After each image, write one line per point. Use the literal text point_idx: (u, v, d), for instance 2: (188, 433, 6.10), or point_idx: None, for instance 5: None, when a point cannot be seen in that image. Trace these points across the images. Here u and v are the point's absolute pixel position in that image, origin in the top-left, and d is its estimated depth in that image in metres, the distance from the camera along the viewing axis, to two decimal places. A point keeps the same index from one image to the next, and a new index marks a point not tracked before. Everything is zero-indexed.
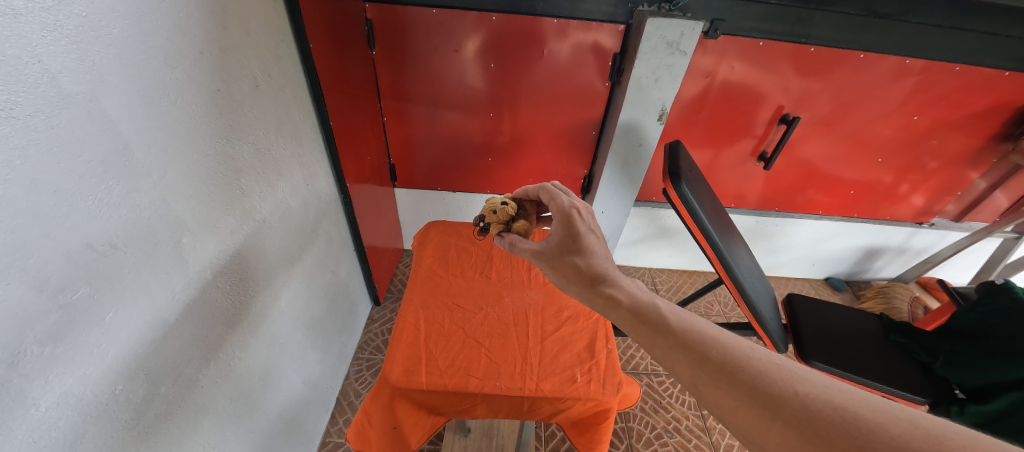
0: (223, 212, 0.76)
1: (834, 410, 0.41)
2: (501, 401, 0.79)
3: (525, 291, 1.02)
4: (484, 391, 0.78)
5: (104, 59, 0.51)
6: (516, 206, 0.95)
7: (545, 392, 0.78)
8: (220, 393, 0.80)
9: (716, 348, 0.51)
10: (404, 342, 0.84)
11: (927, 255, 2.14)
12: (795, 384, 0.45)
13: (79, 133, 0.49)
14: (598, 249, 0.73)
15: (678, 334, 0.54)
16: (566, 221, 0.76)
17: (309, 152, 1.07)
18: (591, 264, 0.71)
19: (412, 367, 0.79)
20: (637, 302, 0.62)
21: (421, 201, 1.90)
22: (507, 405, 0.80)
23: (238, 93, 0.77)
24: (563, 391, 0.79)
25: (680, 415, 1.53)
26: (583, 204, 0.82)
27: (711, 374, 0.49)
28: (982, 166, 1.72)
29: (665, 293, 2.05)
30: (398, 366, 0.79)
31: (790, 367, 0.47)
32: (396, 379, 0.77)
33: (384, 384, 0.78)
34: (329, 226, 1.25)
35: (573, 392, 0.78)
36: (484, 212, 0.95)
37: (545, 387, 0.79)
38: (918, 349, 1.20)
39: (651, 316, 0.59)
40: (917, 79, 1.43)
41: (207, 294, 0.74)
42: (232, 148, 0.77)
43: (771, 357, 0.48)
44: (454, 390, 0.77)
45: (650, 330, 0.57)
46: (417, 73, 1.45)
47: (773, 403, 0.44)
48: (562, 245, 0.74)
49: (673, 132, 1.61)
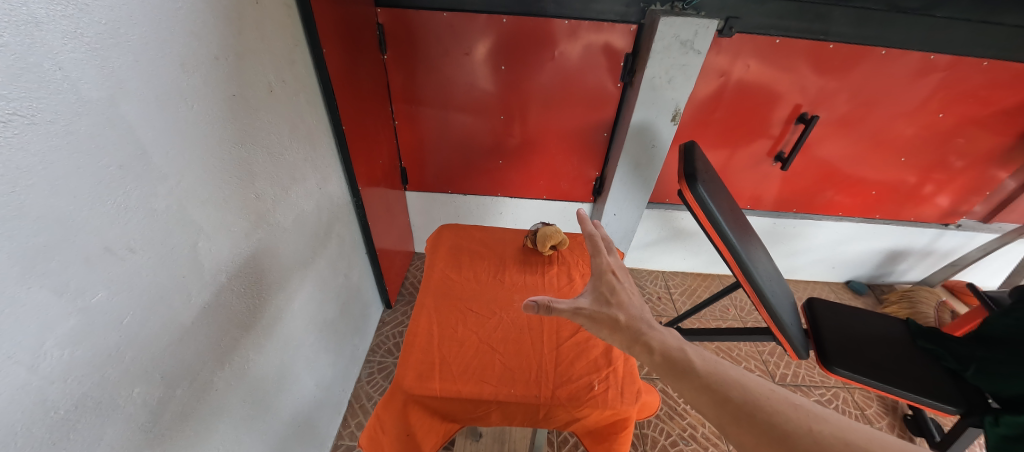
0: (238, 217, 0.77)
1: (849, 447, 0.40)
2: (517, 408, 0.78)
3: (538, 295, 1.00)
4: (498, 398, 0.77)
5: (123, 65, 0.52)
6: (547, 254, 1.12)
7: (562, 400, 0.77)
8: (234, 396, 0.80)
9: (736, 389, 0.49)
10: (417, 346, 0.84)
11: (953, 257, 2.06)
12: (811, 422, 0.43)
13: (98, 139, 0.50)
14: (634, 302, 0.69)
15: (702, 375, 0.52)
16: (600, 276, 0.74)
17: (322, 156, 1.08)
18: (631, 317, 0.67)
19: (425, 374, 0.79)
20: (672, 350, 0.58)
21: (432, 204, 1.91)
22: (522, 412, 0.79)
23: (253, 98, 0.78)
24: (580, 398, 0.77)
25: (696, 422, 1.49)
26: (618, 261, 0.79)
27: (732, 414, 0.47)
28: (1012, 165, 1.65)
29: (678, 297, 2.01)
30: (411, 372, 0.79)
31: (808, 407, 0.45)
32: (409, 385, 0.77)
33: (397, 390, 0.78)
34: (342, 229, 1.25)
35: (591, 400, 0.77)
36: (541, 237, 1.12)
37: (561, 395, 0.78)
38: (948, 356, 1.14)
39: (683, 361, 0.56)
40: (942, 76, 1.38)
41: (221, 297, 0.74)
42: (247, 152, 0.78)
43: (790, 398, 0.47)
44: (468, 397, 0.76)
45: (678, 374, 0.55)
46: (428, 77, 1.46)
47: (790, 439, 0.42)
48: (598, 299, 0.71)
49: (686, 133, 1.59)
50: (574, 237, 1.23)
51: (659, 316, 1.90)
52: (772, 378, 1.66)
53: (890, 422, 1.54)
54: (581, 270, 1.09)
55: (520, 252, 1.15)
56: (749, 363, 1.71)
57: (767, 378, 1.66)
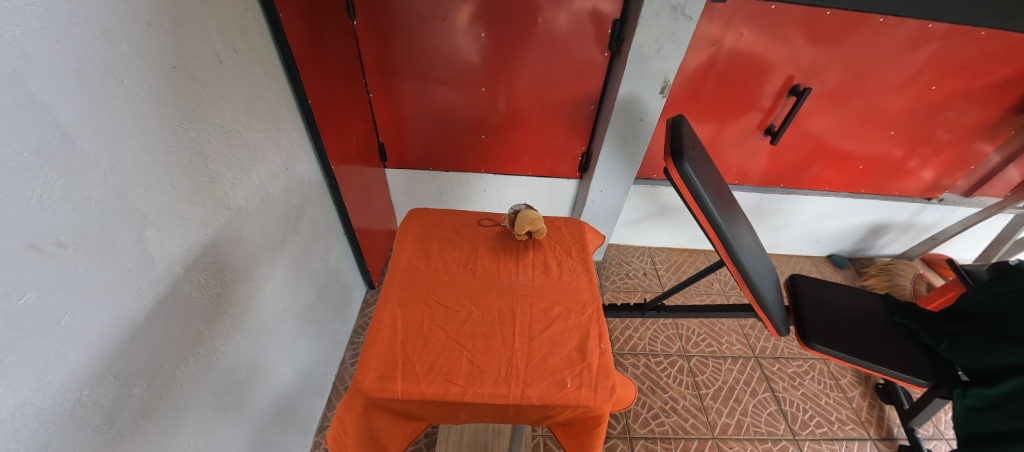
0: (192, 204, 0.71)
1: None
2: (484, 408, 0.76)
3: (514, 284, 0.98)
4: (464, 399, 0.74)
5: (29, 33, 0.45)
6: (522, 238, 1.09)
7: (532, 399, 0.75)
8: (203, 390, 0.78)
9: None
10: (380, 345, 0.81)
11: (933, 231, 2.09)
12: None
13: (9, 120, 0.43)
14: None
15: None
16: None
17: (287, 134, 1.00)
18: None
19: (387, 375, 0.76)
20: None
21: (414, 182, 1.84)
22: (490, 411, 0.77)
23: (199, 71, 0.70)
24: (552, 397, 0.76)
25: (678, 395, 1.53)
26: None
27: None
28: (997, 139, 1.64)
29: (664, 273, 2.02)
30: (372, 373, 0.76)
31: None
32: (369, 387, 0.74)
33: (357, 393, 0.75)
34: (315, 211, 1.20)
35: (562, 398, 0.76)
36: (519, 220, 1.07)
37: (531, 393, 0.76)
38: (923, 331, 1.16)
39: None
40: (937, 47, 1.33)
41: (177, 290, 0.70)
42: (196, 132, 0.71)
43: None
44: (432, 399, 0.74)
45: None
46: (402, 45, 1.36)
47: None
48: None
49: (675, 106, 1.53)
50: (553, 221, 1.20)
51: (643, 292, 1.92)
52: (752, 351, 1.70)
53: (862, 390, 1.61)
54: (558, 257, 1.07)
55: (494, 238, 1.11)
56: (730, 337, 1.75)
57: (747, 351, 1.70)
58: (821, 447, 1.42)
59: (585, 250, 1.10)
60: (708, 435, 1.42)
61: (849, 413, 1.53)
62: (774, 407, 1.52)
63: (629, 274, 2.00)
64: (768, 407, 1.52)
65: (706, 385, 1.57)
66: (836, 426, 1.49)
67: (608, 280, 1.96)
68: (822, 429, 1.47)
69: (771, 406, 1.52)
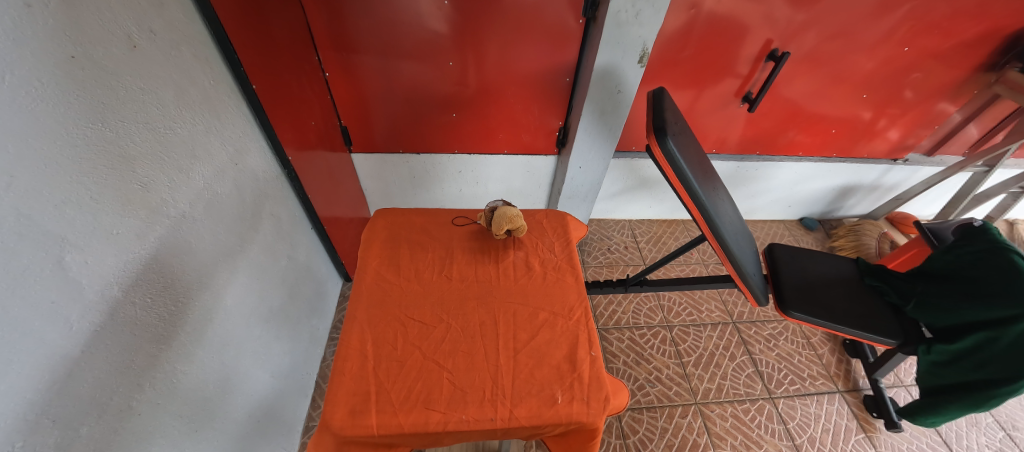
0: (122, 217, 0.62)
1: None
2: (470, 433, 0.73)
3: (492, 289, 0.95)
4: (447, 427, 0.71)
5: None
6: (504, 237, 1.04)
7: (521, 420, 0.73)
8: (167, 414, 0.72)
9: None
10: (349, 374, 0.77)
11: (898, 191, 2.17)
12: None
13: None
14: None
15: None
16: None
17: (230, 125, 0.90)
18: None
19: (359, 408, 0.72)
20: None
21: (384, 166, 1.74)
22: (476, 434, 0.74)
23: (107, 59, 0.59)
24: (541, 415, 0.74)
25: (661, 365, 1.57)
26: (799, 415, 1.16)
27: None
28: (961, 98, 1.67)
29: (644, 245, 2.04)
30: (342, 409, 0.72)
31: None
32: (340, 425, 0.70)
33: (326, 432, 0.71)
34: (274, 207, 1.10)
35: (553, 415, 0.74)
36: (496, 219, 1.02)
37: (519, 414, 0.74)
38: (892, 292, 1.21)
39: None
40: (910, 6, 1.31)
41: (117, 314, 0.62)
42: (114, 132, 0.61)
43: None
44: (413, 431, 0.70)
45: None
46: (357, 15, 1.22)
47: None
48: None
49: (653, 74, 1.48)
50: (532, 215, 1.16)
51: (625, 265, 1.93)
52: (730, 317, 1.76)
53: (831, 347, 1.70)
54: (539, 255, 1.04)
55: (469, 238, 1.07)
56: (709, 305, 1.80)
57: (726, 317, 1.76)
58: (794, 403, 1.51)
59: (570, 243, 1.08)
60: (691, 401, 1.48)
61: (820, 369, 1.62)
62: (751, 369, 1.59)
63: (610, 249, 2.00)
64: (745, 369, 1.58)
65: (688, 353, 1.61)
66: (808, 382, 1.57)
67: (590, 257, 1.96)
68: (795, 386, 1.55)
69: (748, 369, 1.59)
